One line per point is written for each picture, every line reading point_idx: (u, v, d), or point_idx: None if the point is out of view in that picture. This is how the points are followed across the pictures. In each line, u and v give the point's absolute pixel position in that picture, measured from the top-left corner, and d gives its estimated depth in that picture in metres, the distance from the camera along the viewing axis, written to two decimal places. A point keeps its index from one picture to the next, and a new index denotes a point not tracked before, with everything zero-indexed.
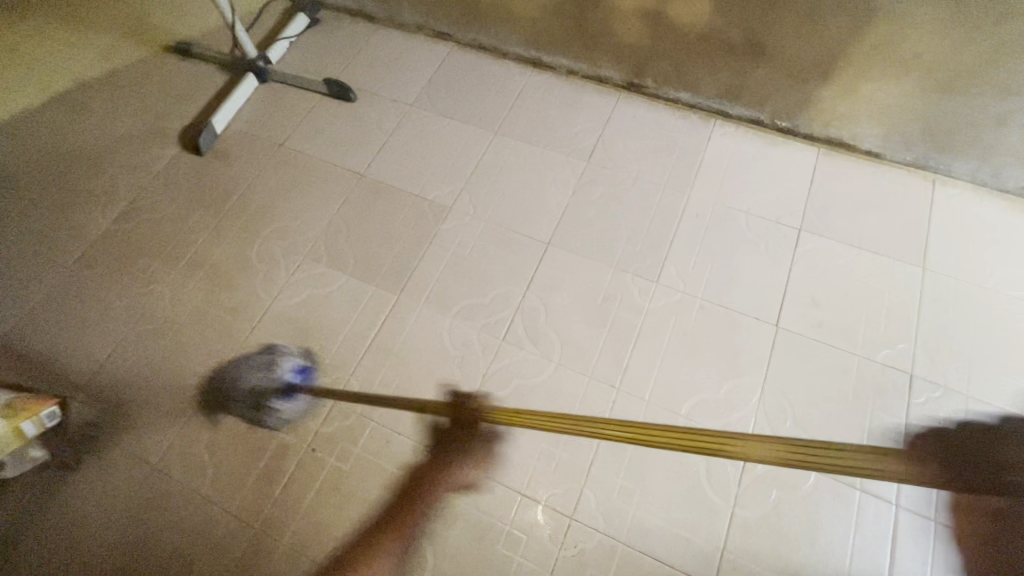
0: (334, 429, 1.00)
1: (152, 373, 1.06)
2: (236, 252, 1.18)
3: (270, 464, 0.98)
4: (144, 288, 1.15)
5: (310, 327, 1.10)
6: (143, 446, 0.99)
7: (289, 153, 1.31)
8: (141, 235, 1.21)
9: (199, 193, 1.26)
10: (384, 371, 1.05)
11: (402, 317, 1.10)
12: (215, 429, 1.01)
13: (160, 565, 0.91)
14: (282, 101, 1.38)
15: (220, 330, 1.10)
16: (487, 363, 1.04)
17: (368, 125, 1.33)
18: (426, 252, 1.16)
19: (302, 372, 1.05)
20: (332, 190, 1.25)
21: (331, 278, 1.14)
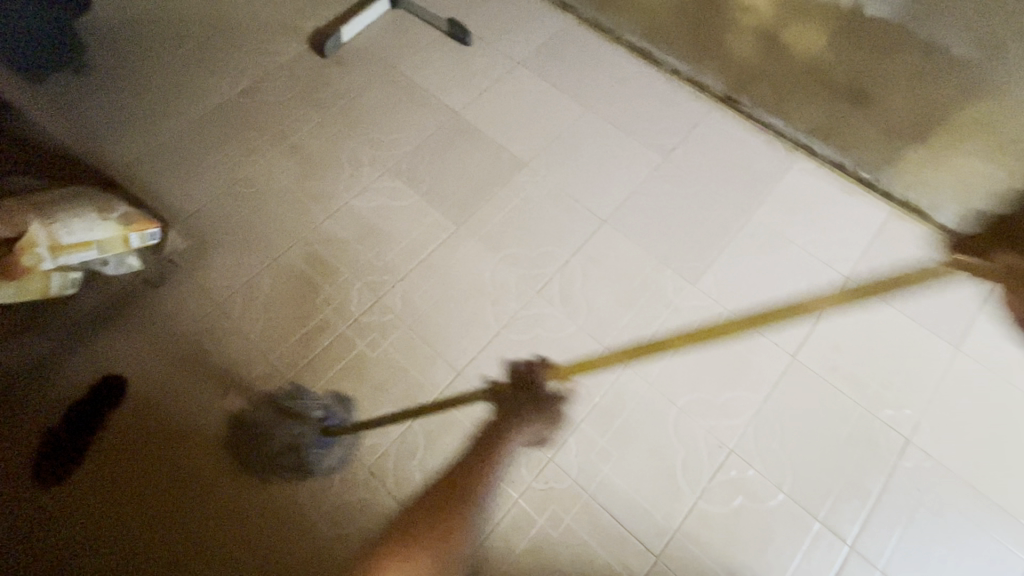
0: (371, 321, 1.12)
1: (235, 228, 1.21)
2: (330, 149, 1.32)
3: (310, 332, 1.11)
4: (247, 157, 1.30)
5: (374, 230, 1.22)
6: (214, 285, 1.15)
7: (398, 75, 1.42)
8: (256, 111, 1.36)
9: (313, 89, 1.40)
10: (426, 286, 1.16)
11: (455, 246, 1.20)
12: (273, 289, 1.15)
13: (203, 382, 1.07)
14: (406, 28, 1.49)
15: (299, 209, 1.24)
16: (517, 307, 1.13)
17: (475, 70, 1.42)
18: (493, 196, 1.26)
19: (357, 266, 1.18)
20: (426, 118, 1.36)
21: (404, 194, 1.26)
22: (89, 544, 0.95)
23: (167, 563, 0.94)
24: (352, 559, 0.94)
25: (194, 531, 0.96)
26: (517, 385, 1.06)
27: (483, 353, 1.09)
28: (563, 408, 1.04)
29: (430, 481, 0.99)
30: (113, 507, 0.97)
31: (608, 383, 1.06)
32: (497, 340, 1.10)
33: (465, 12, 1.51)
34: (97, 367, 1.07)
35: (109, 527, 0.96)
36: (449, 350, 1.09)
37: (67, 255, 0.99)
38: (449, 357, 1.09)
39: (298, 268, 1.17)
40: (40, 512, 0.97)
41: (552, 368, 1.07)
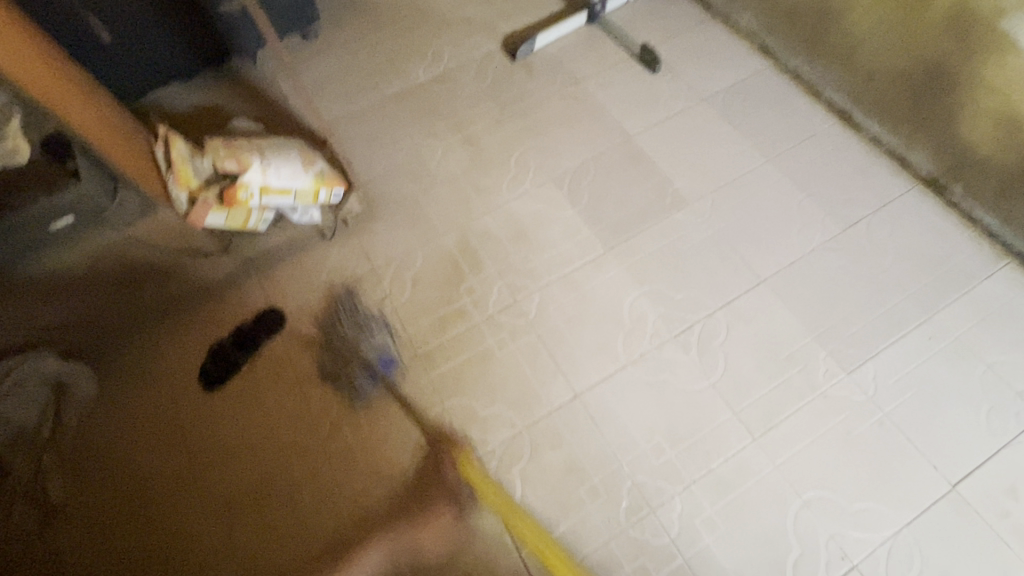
0: (504, 320, 1.15)
1: (403, 203, 1.30)
2: (501, 147, 1.37)
3: (447, 315, 1.17)
4: (426, 140, 1.39)
5: (526, 234, 1.25)
6: (374, 250, 1.25)
7: (580, 91, 1.45)
8: (443, 98, 1.46)
9: (498, 88, 1.47)
10: (563, 301, 1.16)
11: (600, 268, 1.20)
12: (424, 267, 1.23)
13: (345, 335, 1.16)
14: (597, 45, 1.52)
15: (463, 198, 1.30)
16: (650, 346, 1.10)
17: (657, 99, 1.42)
18: (648, 227, 1.24)
19: (503, 265, 1.21)
20: (598, 137, 1.37)
21: (561, 206, 1.28)
22: (225, 457, 1.06)
23: (284, 494, 1.03)
24: (439, 543, 0.97)
25: (313, 473, 1.04)
26: (633, 424, 1.04)
27: (605, 381, 1.08)
28: (676, 461, 1.00)
29: (527, 493, 1.00)
30: (270, 438, 1.07)
31: (730, 452, 1.01)
32: (623, 373, 1.08)
33: (660, 39, 1.50)
34: (261, 299, 1.19)
35: (244, 445, 1.07)
36: (571, 370, 1.09)
37: (269, 199, 1.11)
38: (571, 376, 1.08)
39: (450, 253, 1.24)
40: (199, 413, 1.09)
41: (674, 418, 1.04)
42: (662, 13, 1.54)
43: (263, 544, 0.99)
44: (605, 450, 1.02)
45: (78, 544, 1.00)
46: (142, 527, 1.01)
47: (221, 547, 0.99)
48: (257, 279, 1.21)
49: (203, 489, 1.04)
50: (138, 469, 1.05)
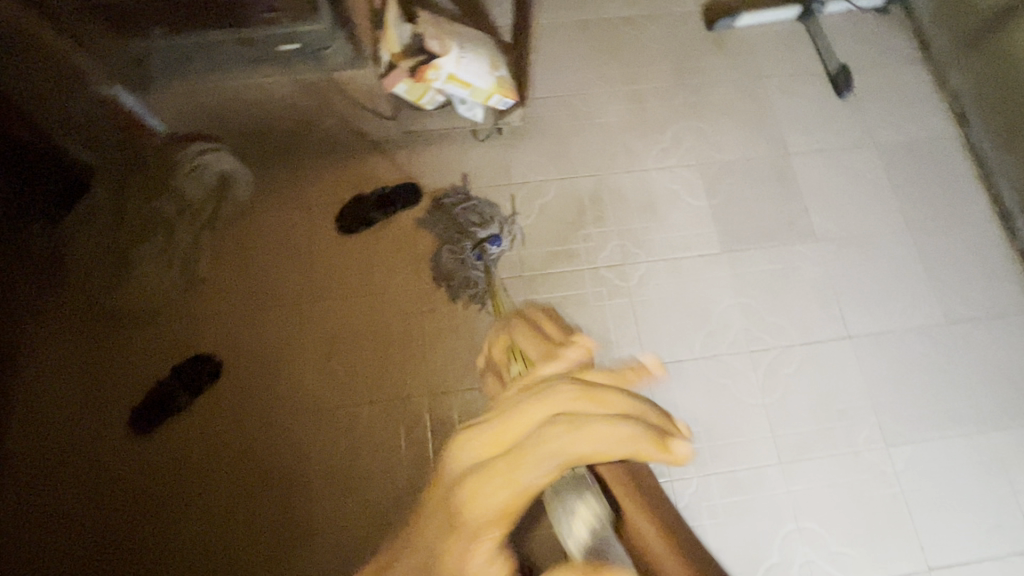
0: (608, 276, 1.25)
1: (556, 132, 1.35)
2: (662, 115, 1.39)
3: (560, 251, 1.26)
4: (597, 78, 1.41)
5: (656, 206, 1.30)
6: (514, 166, 1.32)
7: (760, 87, 1.43)
8: (627, 43, 1.45)
9: (682, 53, 1.45)
10: (665, 281, 1.25)
11: (709, 264, 1.26)
12: (553, 199, 1.30)
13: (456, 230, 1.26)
14: (796, 47, 1.47)
15: (611, 149, 1.35)
16: (725, 352, 1.20)
17: (829, 125, 1.39)
18: (768, 246, 1.28)
19: (625, 226, 1.28)
20: (758, 141, 1.37)
21: (698, 194, 1.32)
22: (338, 294, 1.21)
23: (378, 342, 1.18)
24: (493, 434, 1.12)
25: (406, 334, 1.19)
26: (682, 408, 1.16)
27: (674, 364, 1.19)
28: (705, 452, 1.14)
29: None
30: (379, 292, 1.22)
31: (754, 463, 1.13)
32: (691, 364, 1.19)
33: (859, 65, 1.45)
34: (405, 171, 1.30)
35: (358, 289, 1.22)
36: (649, 342, 1.20)
37: (454, 86, 1.17)
38: (646, 347, 1.20)
39: (581, 196, 1.31)
40: (328, 247, 1.24)
41: (719, 418, 1.16)
42: (874, 39, 1.47)
43: (350, 374, 1.17)
44: None
45: (206, 314, 1.18)
46: (262, 320, 1.19)
47: (319, 361, 1.17)
48: (407, 152, 1.31)
49: (314, 313, 1.20)
50: (266, 275, 1.21)
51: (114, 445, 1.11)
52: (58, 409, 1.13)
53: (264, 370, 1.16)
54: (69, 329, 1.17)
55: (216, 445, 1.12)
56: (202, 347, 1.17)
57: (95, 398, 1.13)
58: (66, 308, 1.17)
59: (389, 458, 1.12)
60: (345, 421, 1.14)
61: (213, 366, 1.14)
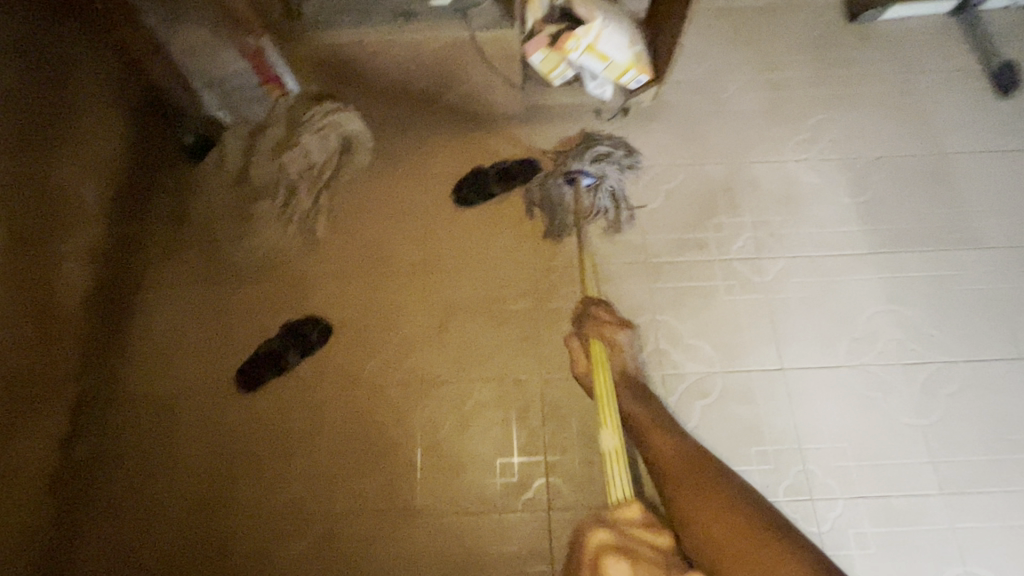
0: (741, 269, 1.14)
1: (685, 117, 1.28)
2: (800, 106, 1.29)
3: (687, 239, 1.17)
4: (729, 65, 1.33)
5: (793, 199, 1.20)
6: (639, 148, 1.25)
7: (910, 82, 1.31)
8: (762, 31, 1.37)
9: (822, 43, 1.36)
10: (805, 280, 1.13)
11: (856, 266, 1.14)
12: (680, 185, 1.22)
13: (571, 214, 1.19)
14: (950, 42, 1.35)
15: (744, 137, 1.26)
16: (874, 361, 1.07)
17: (992, 126, 1.26)
18: (923, 251, 1.15)
19: (759, 219, 1.18)
20: (909, 138, 1.25)
21: (842, 190, 1.21)
22: (451, 266, 1.16)
23: (490, 319, 1.12)
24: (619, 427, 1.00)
25: (521, 312, 1.12)
26: (826, 421, 1.03)
27: (815, 371, 1.07)
28: (851, 472, 1.00)
29: (703, 426, 1.03)
30: (495, 267, 1.16)
31: (912, 491, 0.99)
32: (836, 373, 1.06)
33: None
34: (526, 147, 1.25)
35: (473, 264, 1.16)
36: (785, 345, 1.09)
37: (590, 57, 1.12)
38: (783, 350, 1.08)
39: (711, 184, 1.22)
40: (443, 218, 1.20)
41: (868, 435, 1.02)
42: None
43: (460, 348, 1.10)
44: (789, 429, 1.03)
45: (319, 274, 1.16)
46: (374, 287, 1.15)
47: (428, 334, 1.11)
48: (528, 129, 1.26)
49: (426, 283, 1.15)
50: (380, 241, 1.19)
51: (217, 398, 1.09)
52: (167, 356, 1.12)
53: (373, 336, 1.12)
54: (183, 278, 1.17)
55: (317, 409, 1.07)
56: (314, 308, 1.14)
57: (202, 348, 1.12)
58: (184, 257, 1.18)
59: (499, 442, 1.04)
60: (453, 397, 1.07)
61: (323, 327, 1.12)
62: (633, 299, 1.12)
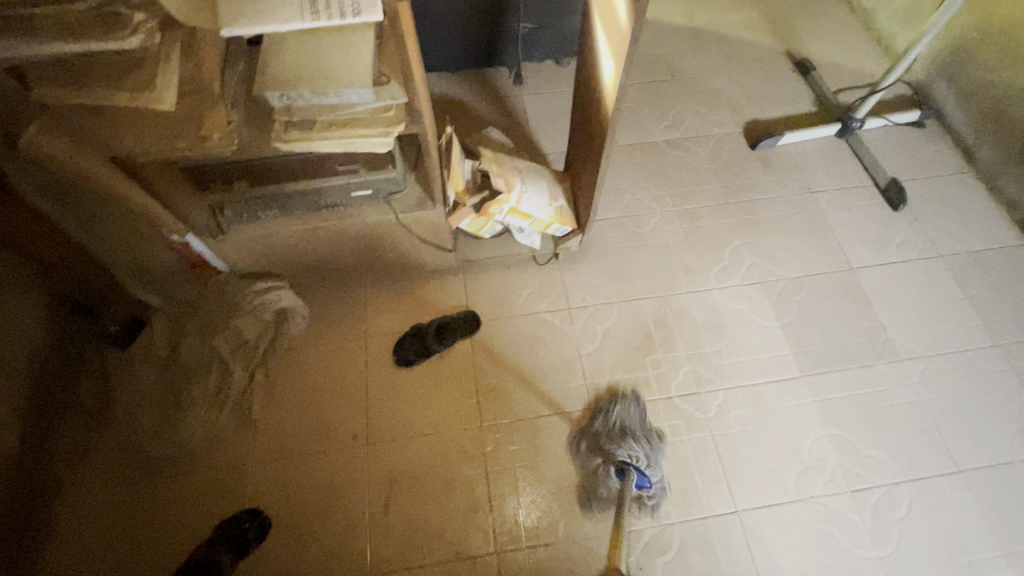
0: (683, 407, 1.16)
1: (613, 253, 1.34)
2: (718, 233, 1.38)
3: (627, 379, 1.19)
4: (647, 199, 1.42)
5: (724, 328, 1.25)
6: (572, 289, 1.29)
7: (812, 203, 1.42)
8: (672, 164, 1.48)
9: (728, 172, 1.47)
10: (746, 412, 1.16)
11: (791, 392, 1.18)
12: (615, 322, 1.25)
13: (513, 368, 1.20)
14: (840, 162, 1.49)
15: (668, 270, 1.32)
16: (823, 492, 1.08)
17: (890, 239, 1.37)
18: (851, 369, 1.20)
19: (695, 351, 1.22)
20: (819, 257, 1.34)
21: (767, 313, 1.27)
22: (394, 434, 1.13)
23: (439, 489, 1.09)
24: None
25: (470, 478, 1.10)
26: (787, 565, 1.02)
27: (769, 508, 1.07)
28: None
29: None
30: (440, 430, 1.14)
31: None
32: (789, 509, 1.06)
33: (907, 178, 1.46)
34: (462, 299, 1.27)
35: (417, 430, 1.14)
36: (736, 485, 1.09)
37: (515, 218, 1.18)
38: (735, 490, 1.08)
39: (645, 319, 1.26)
40: (384, 382, 1.18)
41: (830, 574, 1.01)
42: (916, 152, 1.49)
43: (410, 528, 1.06)
44: None
45: (256, 458, 1.11)
46: (316, 467, 1.10)
47: (375, 515, 1.07)
48: (463, 280, 1.28)
49: (370, 455, 1.11)
50: (320, 412, 1.15)
51: None
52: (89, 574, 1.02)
53: (318, 524, 1.06)
54: (107, 478, 1.09)
55: None
56: (250, 498, 1.08)
57: (130, 560, 1.03)
58: (113, 454, 1.11)
59: None
60: None
61: (261, 520, 1.05)
62: (581, 452, 1.12)
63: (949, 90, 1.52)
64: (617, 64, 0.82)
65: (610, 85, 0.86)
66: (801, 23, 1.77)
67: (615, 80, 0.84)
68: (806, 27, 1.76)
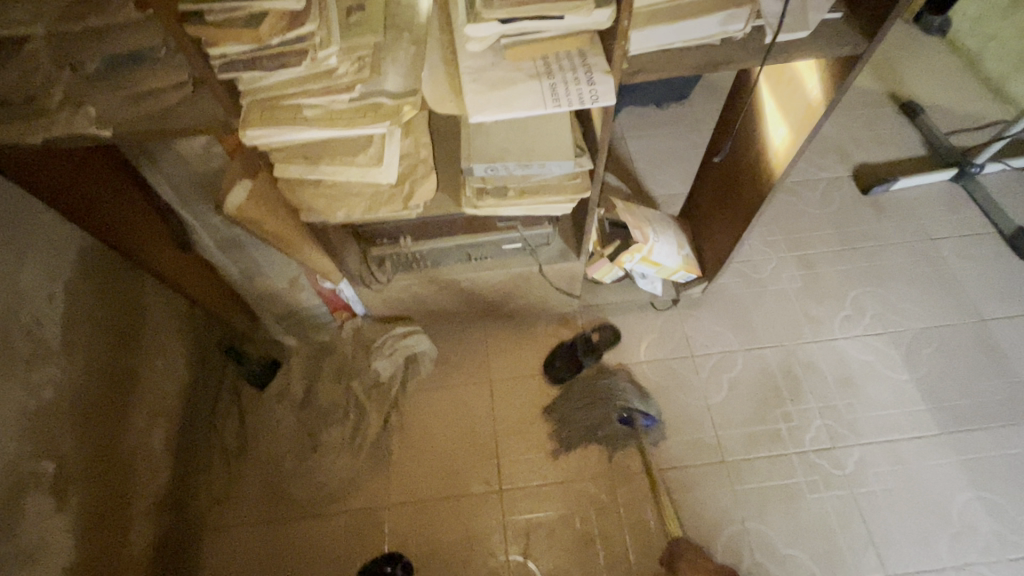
0: (819, 463, 1.14)
1: (731, 300, 1.33)
2: (839, 281, 1.36)
3: (758, 432, 1.18)
4: (762, 245, 1.42)
5: (854, 382, 1.22)
6: (693, 336, 1.29)
7: (934, 251, 1.40)
8: (784, 209, 1.47)
9: (842, 218, 1.46)
10: (886, 471, 1.13)
11: (932, 451, 1.14)
12: (740, 372, 1.24)
13: (638, 417, 1.20)
14: (959, 209, 1.46)
15: (790, 320, 1.31)
16: (978, 560, 1.04)
17: (1022, 289, 1.33)
18: (995, 429, 1.16)
19: (825, 404, 1.20)
20: (947, 309, 1.31)
21: (897, 367, 1.24)
22: (526, 482, 1.14)
23: (575, 541, 1.09)
24: None
25: (607, 532, 1.09)
26: None
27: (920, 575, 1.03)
28: None
29: None
30: (572, 479, 1.14)
31: None
32: None
33: None
34: None
35: (549, 480, 1.14)
36: (882, 548, 1.06)
37: (646, 265, 1.19)
38: (883, 553, 1.05)
39: (770, 370, 1.24)
40: (512, 428, 1.19)
41: None
42: None
43: None
44: None
45: (392, 501, 1.13)
46: (451, 514, 1.12)
47: (514, 565, 1.07)
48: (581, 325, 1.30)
49: (504, 503, 1.12)
50: (451, 457, 1.16)
51: None
52: None
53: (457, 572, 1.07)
54: (250, 517, 1.12)
55: None
56: (389, 542, 1.10)
57: None
58: (254, 492, 1.14)
59: None
60: None
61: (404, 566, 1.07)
62: (718, 507, 1.10)
63: None
64: (794, 135, 0.82)
65: (781, 151, 0.87)
66: (903, 64, 1.75)
67: (789, 148, 0.85)
68: (908, 68, 1.74)
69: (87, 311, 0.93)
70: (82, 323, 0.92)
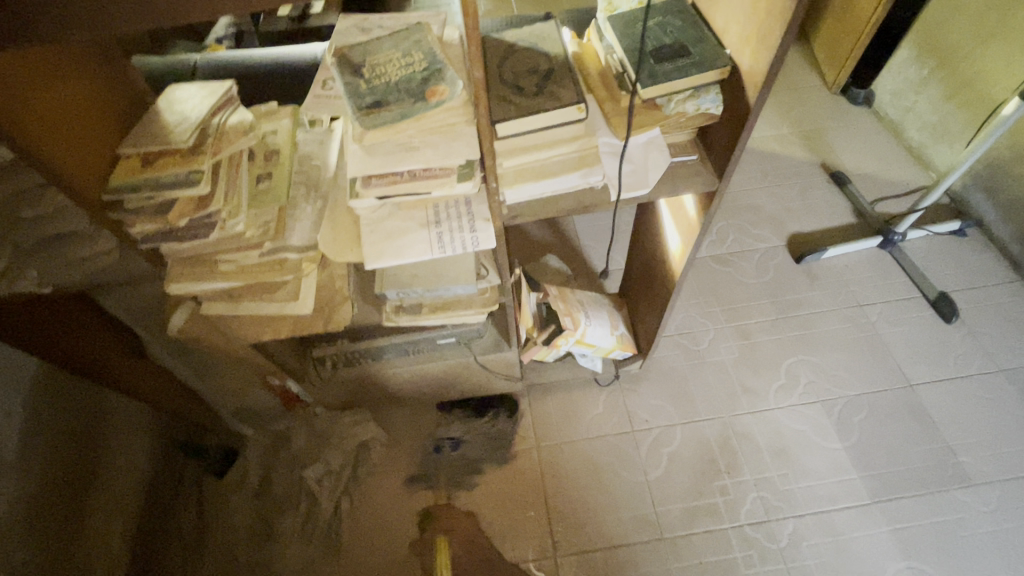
0: (755, 537, 1.17)
1: (672, 373, 1.40)
2: (774, 350, 1.42)
3: (696, 506, 1.22)
4: (701, 316, 1.49)
5: (788, 452, 1.27)
6: (635, 411, 1.34)
7: (863, 317, 1.47)
8: (722, 281, 1.56)
9: (776, 287, 1.54)
10: (819, 543, 1.16)
11: (864, 521, 1.18)
12: (680, 446, 1.29)
13: (581, 495, 1.24)
14: (886, 274, 1.54)
15: (727, 391, 1.36)
16: None
17: (947, 352, 1.39)
18: (924, 496, 1.20)
19: (761, 476, 1.25)
20: (876, 374, 1.37)
21: (830, 435, 1.29)
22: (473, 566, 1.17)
23: None
24: None
25: None
26: None
27: None
28: None
29: None
30: (517, 561, 1.17)
31: None
32: None
33: (955, 289, 1.50)
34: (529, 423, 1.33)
35: (495, 563, 1.17)
36: None
37: (581, 348, 1.25)
38: None
39: (708, 443, 1.29)
40: (459, 510, 1.23)
41: None
42: (961, 262, 1.54)
43: None
44: None
45: None
46: None
47: None
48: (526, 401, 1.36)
49: None
50: (401, 543, 1.20)
51: None
52: None
53: None
54: None
55: None
56: None
57: None
58: None
59: None
60: None
61: None
62: None
63: (989, 202, 1.57)
64: (684, 246, 0.92)
65: (678, 257, 0.96)
66: (833, 135, 1.87)
67: (682, 256, 0.94)
68: (838, 138, 1.86)
69: (43, 425, 1.01)
70: (37, 436, 0.99)
